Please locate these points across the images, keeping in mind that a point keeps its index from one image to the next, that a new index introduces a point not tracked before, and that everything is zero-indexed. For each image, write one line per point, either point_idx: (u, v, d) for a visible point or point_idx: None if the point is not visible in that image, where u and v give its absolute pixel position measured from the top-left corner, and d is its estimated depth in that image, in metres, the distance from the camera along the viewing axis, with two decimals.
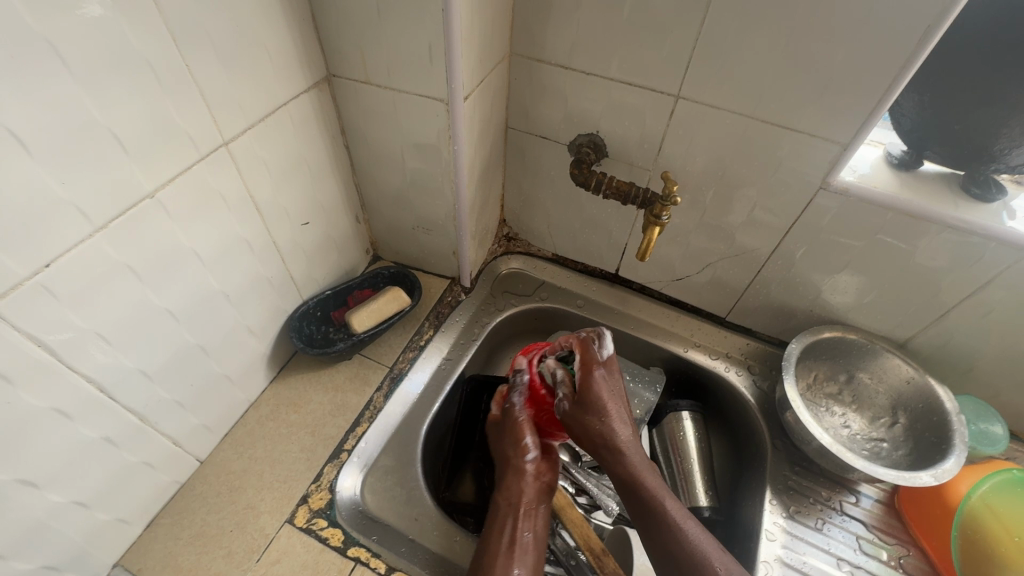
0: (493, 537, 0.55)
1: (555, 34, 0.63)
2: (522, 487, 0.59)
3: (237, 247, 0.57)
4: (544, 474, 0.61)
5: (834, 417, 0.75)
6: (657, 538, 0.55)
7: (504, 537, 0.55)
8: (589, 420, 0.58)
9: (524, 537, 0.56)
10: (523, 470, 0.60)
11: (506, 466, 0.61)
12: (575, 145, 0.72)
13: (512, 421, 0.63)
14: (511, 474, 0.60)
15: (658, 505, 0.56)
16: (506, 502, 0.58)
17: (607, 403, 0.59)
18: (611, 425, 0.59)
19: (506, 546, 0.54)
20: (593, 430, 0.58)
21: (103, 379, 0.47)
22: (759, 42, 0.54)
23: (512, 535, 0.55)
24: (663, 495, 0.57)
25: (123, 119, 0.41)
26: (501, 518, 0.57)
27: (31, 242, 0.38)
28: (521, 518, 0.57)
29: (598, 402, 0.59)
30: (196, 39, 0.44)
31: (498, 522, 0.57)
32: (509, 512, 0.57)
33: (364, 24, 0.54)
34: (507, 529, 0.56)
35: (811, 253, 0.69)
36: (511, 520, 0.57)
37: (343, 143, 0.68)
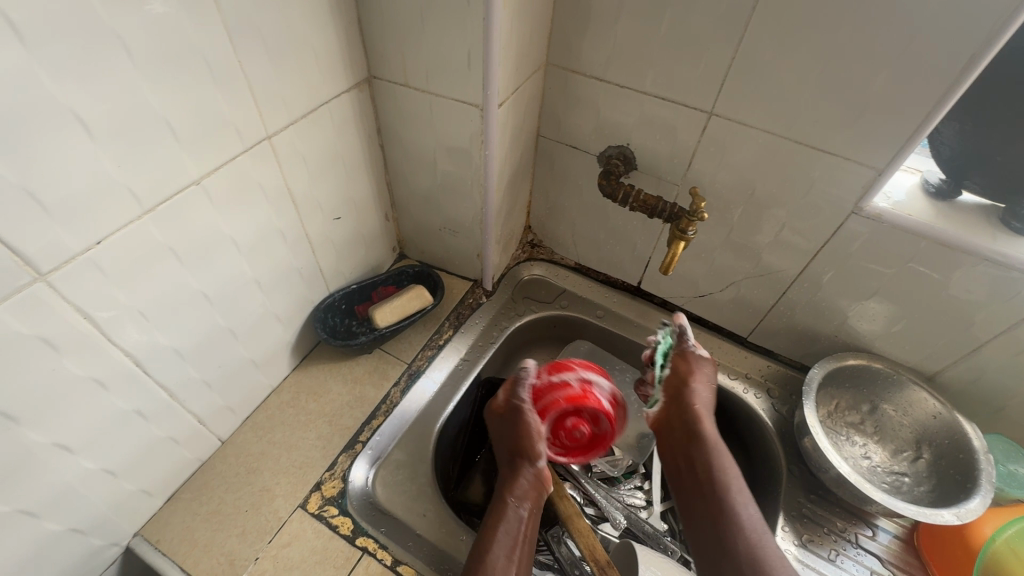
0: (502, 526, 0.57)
1: (592, 46, 0.64)
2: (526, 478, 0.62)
3: (272, 235, 0.59)
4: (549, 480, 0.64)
5: (854, 447, 0.73)
6: (706, 527, 0.57)
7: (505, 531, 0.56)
8: (674, 382, 0.66)
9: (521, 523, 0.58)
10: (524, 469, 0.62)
11: (512, 468, 0.63)
12: (604, 156, 0.73)
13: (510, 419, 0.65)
14: (515, 475, 0.62)
15: (721, 485, 0.58)
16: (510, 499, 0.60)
17: (698, 381, 0.66)
18: (693, 390, 0.64)
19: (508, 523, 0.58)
20: (674, 390, 0.66)
21: (139, 354, 0.49)
22: (798, 60, 0.53)
23: (515, 532, 0.57)
24: (731, 474, 0.59)
25: (178, 109, 0.43)
26: (505, 515, 0.58)
27: (83, 220, 0.40)
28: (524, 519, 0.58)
29: (688, 393, 0.64)
30: (249, 35, 0.46)
31: (509, 513, 0.58)
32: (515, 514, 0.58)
33: (407, 28, 0.56)
34: (515, 517, 0.58)
35: (838, 278, 0.68)
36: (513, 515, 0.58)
37: (378, 142, 0.70)
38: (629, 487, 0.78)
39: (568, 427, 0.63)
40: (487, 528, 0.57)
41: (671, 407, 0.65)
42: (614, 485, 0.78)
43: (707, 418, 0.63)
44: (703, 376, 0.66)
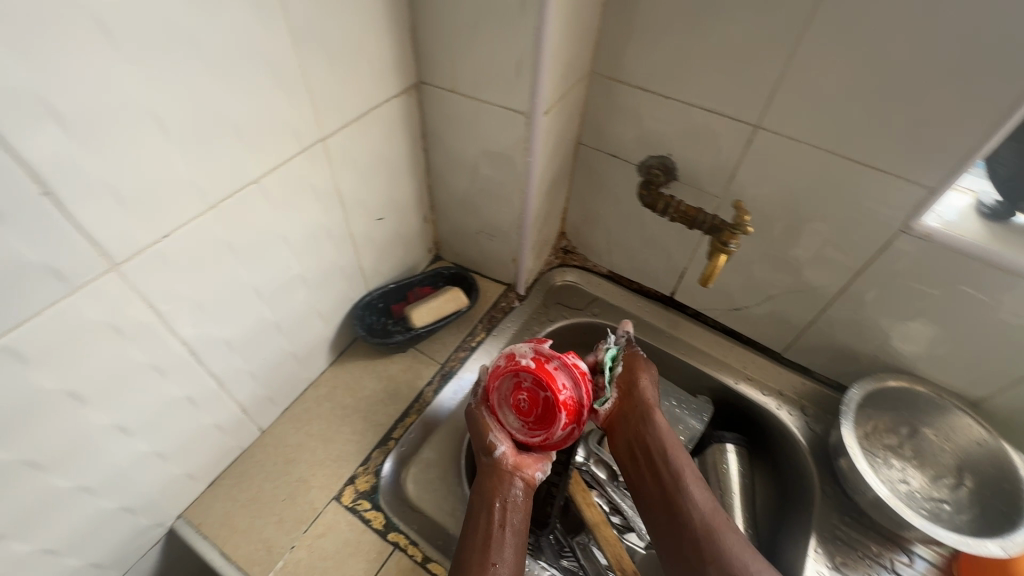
0: (480, 535, 0.57)
1: (638, 57, 0.64)
2: (498, 479, 0.61)
3: (319, 234, 0.60)
4: (527, 470, 0.62)
5: (891, 471, 0.71)
6: (672, 515, 0.63)
7: (478, 532, 0.57)
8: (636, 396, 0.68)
9: (496, 523, 0.58)
10: (497, 470, 0.61)
11: (484, 473, 0.62)
12: (645, 166, 0.73)
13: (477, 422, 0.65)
14: (487, 478, 0.61)
15: (680, 477, 0.64)
16: (484, 498, 0.60)
17: (651, 401, 0.68)
18: (648, 407, 0.68)
19: (484, 522, 0.58)
20: (629, 398, 0.69)
21: (194, 343, 0.51)
22: (851, 76, 0.53)
23: (486, 532, 0.58)
24: (682, 463, 0.65)
25: (245, 111, 0.45)
26: (476, 518, 0.59)
27: (155, 215, 0.42)
28: (496, 519, 0.58)
29: (638, 395, 0.68)
30: (311, 41, 0.48)
31: (485, 519, 0.58)
32: (485, 516, 0.58)
33: (459, 36, 0.57)
34: (493, 521, 0.58)
35: (882, 297, 0.66)
36: (484, 515, 0.59)
37: (422, 146, 0.71)
38: None
39: (524, 401, 0.61)
40: (467, 538, 0.57)
41: (622, 411, 0.69)
42: None
43: (658, 414, 0.68)
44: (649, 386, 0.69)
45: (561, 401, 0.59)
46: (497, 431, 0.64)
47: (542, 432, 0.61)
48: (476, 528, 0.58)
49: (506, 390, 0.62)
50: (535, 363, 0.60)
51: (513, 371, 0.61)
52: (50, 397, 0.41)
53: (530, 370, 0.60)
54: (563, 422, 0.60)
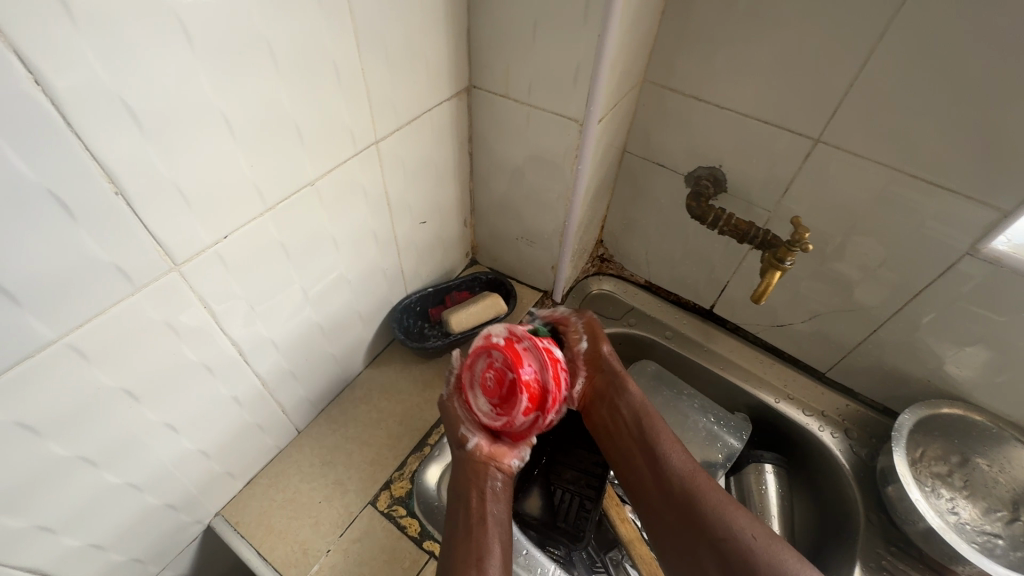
0: (462, 524, 0.56)
1: (694, 66, 0.63)
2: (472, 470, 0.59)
3: (366, 236, 0.60)
4: (502, 460, 0.61)
5: (940, 501, 0.69)
6: (652, 474, 0.61)
7: (460, 523, 0.56)
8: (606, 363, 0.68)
9: (478, 513, 0.56)
10: (468, 462, 0.60)
11: (459, 465, 0.60)
12: (693, 176, 0.71)
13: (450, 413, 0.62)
14: (461, 472, 0.60)
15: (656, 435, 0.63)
16: (461, 493, 0.58)
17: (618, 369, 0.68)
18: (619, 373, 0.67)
19: (466, 512, 0.57)
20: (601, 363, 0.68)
21: (243, 344, 0.51)
22: (925, 92, 0.51)
23: (469, 520, 0.56)
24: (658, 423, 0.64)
25: (307, 113, 0.44)
26: (454, 511, 0.57)
27: (217, 216, 0.41)
28: (478, 506, 0.57)
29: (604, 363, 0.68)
30: (373, 43, 0.47)
31: (465, 510, 0.57)
32: (465, 507, 0.57)
33: (516, 41, 0.56)
34: (472, 511, 0.56)
35: (940, 321, 0.64)
36: (463, 507, 0.57)
37: (468, 149, 0.71)
38: None
39: (490, 380, 0.58)
40: (449, 533, 0.56)
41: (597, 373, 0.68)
42: None
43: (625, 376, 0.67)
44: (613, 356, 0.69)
45: (527, 383, 0.55)
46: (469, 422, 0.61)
47: (505, 416, 0.58)
48: (458, 518, 0.57)
49: (476, 371, 0.59)
50: (505, 341, 0.57)
51: (484, 350, 0.58)
52: (108, 395, 0.40)
53: (499, 348, 0.57)
54: (525, 409, 0.56)
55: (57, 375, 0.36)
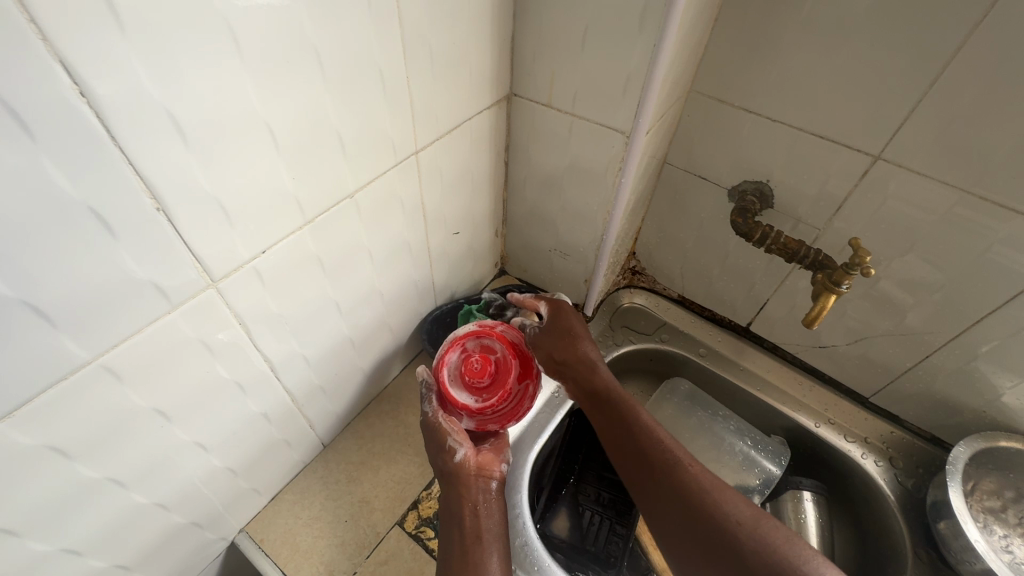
0: (459, 546, 0.51)
1: (747, 76, 0.60)
2: (460, 483, 0.55)
3: (400, 248, 0.58)
4: (490, 466, 0.56)
5: (993, 538, 0.65)
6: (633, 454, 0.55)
7: (458, 541, 0.51)
8: (561, 334, 0.63)
9: (474, 529, 0.52)
10: (456, 479, 0.55)
11: (445, 484, 0.55)
12: (738, 191, 0.68)
13: (426, 428, 0.58)
14: (450, 491, 0.55)
15: (627, 409, 0.58)
16: (453, 509, 0.54)
17: (578, 329, 0.63)
18: (577, 338, 0.62)
19: (462, 527, 0.52)
20: (560, 335, 0.63)
21: (275, 360, 0.49)
22: (1007, 109, 0.47)
23: (467, 536, 0.52)
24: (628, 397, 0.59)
25: (349, 124, 0.42)
26: (449, 529, 0.53)
27: (255, 230, 0.39)
28: (479, 524, 0.52)
29: (568, 328, 0.63)
30: (419, 51, 0.45)
31: (459, 529, 0.52)
32: (462, 522, 0.53)
33: (562, 49, 0.53)
34: (467, 527, 0.52)
35: (1002, 351, 0.60)
36: (457, 527, 0.52)
37: (504, 159, 0.68)
38: None
39: (477, 364, 0.59)
40: (446, 556, 0.51)
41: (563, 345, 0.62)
42: None
43: (587, 344, 0.62)
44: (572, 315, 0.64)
45: (510, 347, 0.61)
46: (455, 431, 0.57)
47: (497, 394, 0.59)
48: (453, 538, 0.52)
49: (455, 367, 0.60)
50: (480, 328, 0.61)
51: (458, 344, 0.60)
52: (140, 413, 0.39)
53: (479, 334, 0.61)
54: (517, 373, 0.60)
55: (91, 396, 0.35)
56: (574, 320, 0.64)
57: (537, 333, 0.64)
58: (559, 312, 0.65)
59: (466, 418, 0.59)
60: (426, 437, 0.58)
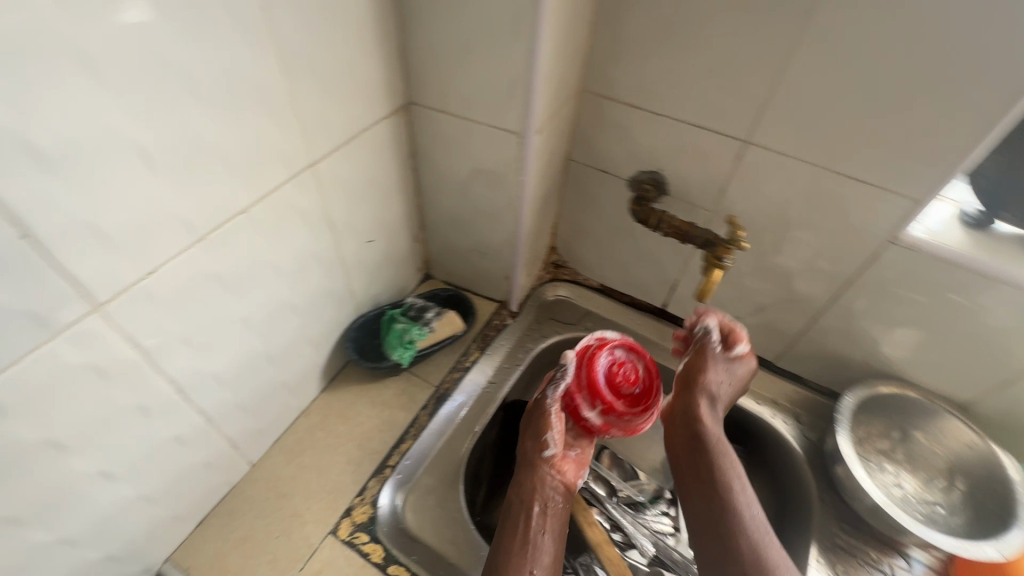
0: (521, 533, 0.61)
1: (628, 74, 0.64)
2: (537, 480, 0.66)
3: (309, 260, 0.59)
4: (570, 477, 0.67)
5: (885, 475, 0.72)
6: (708, 518, 0.62)
7: (517, 536, 0.61)
8: (707, 372, 0.68)
9: (535, 527, 0.62)
10: (534, 468, 0.67)
11: (525, 465, 0.67)
12: (635, 181, 0.73)
13: (541, 412, 0.69)
14: (530, 478, 0.66)
15: (722, 474, 0.63)
16: (521, 499, 0.64)
17: (739, 377, 0.69)
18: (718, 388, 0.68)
19: (524, 520, 0.62)
20: (708, 379, 0.68)
21: (180, 381, 0.49)
22: (839, 92, 0.54)
23: (524, 535, 0.61)
24: (727, 453, 0.65)
25: (232, 141, 0.43)
26: (513, 520, 0.63)
27: (140, 252, 0.40)
28: (538, 520, 0.62)
29: (699, 368, 0.68)
30: (299, 66, 0.46)
31: (522, 526, 0.62)
32: (524, 515, 0.63)
33: (449, 57, 0.56)
34: (529, 527, 0.62)
35: (872, 306, 0.67)
36: (523, 516, 0.63)
37: (412, 166, 0.70)
38: (655, 512, 0.78)
39: (621, 376, 0.71)
40: (505, 539, 0.61)
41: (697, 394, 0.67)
42: (640, 509, 0.78)
43: (722, 392, 0.68)
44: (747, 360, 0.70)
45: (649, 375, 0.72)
46: (554, 432, 0.68)
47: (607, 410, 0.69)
48: (513, 532, 0.61)
49: (584, 374, 0.70)
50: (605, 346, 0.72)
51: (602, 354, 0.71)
52: (31, 448, 0.38)
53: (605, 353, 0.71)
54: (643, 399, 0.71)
55: None
56: (743, 370, 0.69)
57: (710, 350, 0.68)
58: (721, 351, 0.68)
59: (595, 414, 0.69)
60: (534, 417, 0.70)
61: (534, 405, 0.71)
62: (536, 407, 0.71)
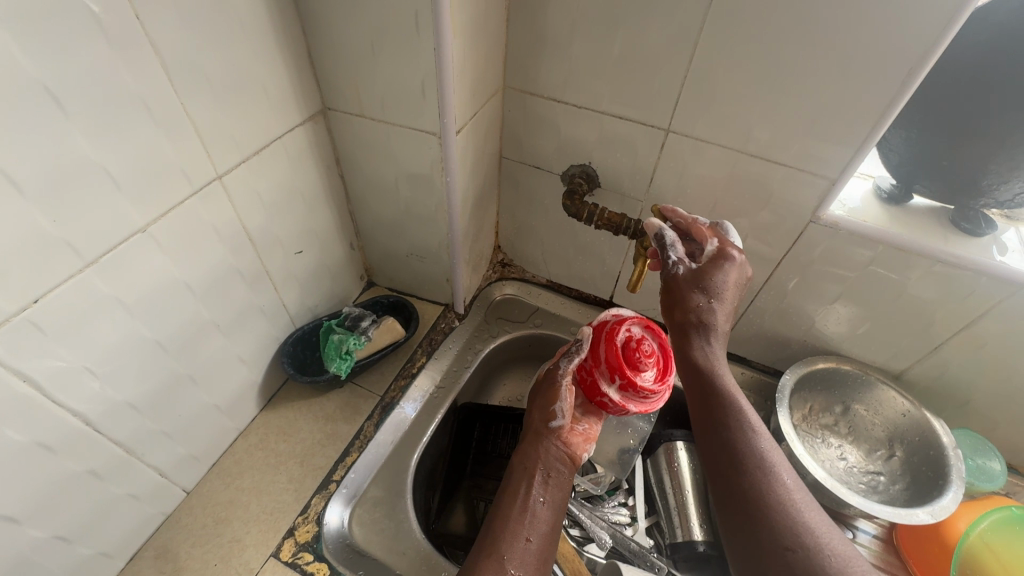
0: (519, 499, 0.61)
1: (548, 68, 0.64)
2: (540, 451, 0.66)
3: (229, 276, 0.57)
4: (576, 449, 0.68)
5: (830, 449, 0.74)
6: (734, 492, 0.51)
7: (516, 501, 0.61)
8: (689, 294, 0.57)
9: (535, 492, 0.62)
10: (541, 438, 0.67)
11: (534, 436, 0.68)
12: (568, 175, 0.73)
13: (552, 385, 0.70)
14: (535, 447, 0.67)
15: (734, 425, 0.53)
16: (524, 465, 0.65)
17: (727, 291, 0.56)
18: (711, 313, 0.56)
19: (524, 488, 0.63)
20: (695, 307, 0.56)
21: (88, 413, 0.46)
22: (748, 76, 0.54)
23: (524, 499, 0.61)
24: (739, 398, 0.55)
25: (118, 158, 0.41)
26: (515, 484, 0.63)
27: (17, 281, 0.37)
28: (538, 485, 0.63)
29: (688, 291, 0.57)
30: (190, 76, 0.45)
31: (520, 489, 0.62)
32: (526, 479, 0.64)
33: (359, 60, 0.55)
34: (531, 491, 0.62)
35: (803, 284, 0.69)
36: (524, 483, 0.63)
37: (338, 172, 0.69)
38: (613, 504, 0.78)
39: (637, 351, 0.67)
40: (506, 500, 0.62)
41: (688, 327, 0.57)
42: (597, 503, 0.78)
43: (721, 319, 0.57)
44: (734, 273, 0.56)
45: (663, 351, 0.69)
46: (564, 402, 0.68)
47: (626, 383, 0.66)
48: (512, 496, 0.62)
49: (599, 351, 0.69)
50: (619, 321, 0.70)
51: (617, 329, 0.69)
52: None
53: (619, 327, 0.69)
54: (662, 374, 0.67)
55: None
56: (730, 279, 0.56)
57: (682, 275, 0.57)
58: (717, 269, 0.56)
59: (614, 390, 0.67)
60: (545, 388, 0.71)
61: (546, 377, 0.72)
62: (548, 380, 0.72)
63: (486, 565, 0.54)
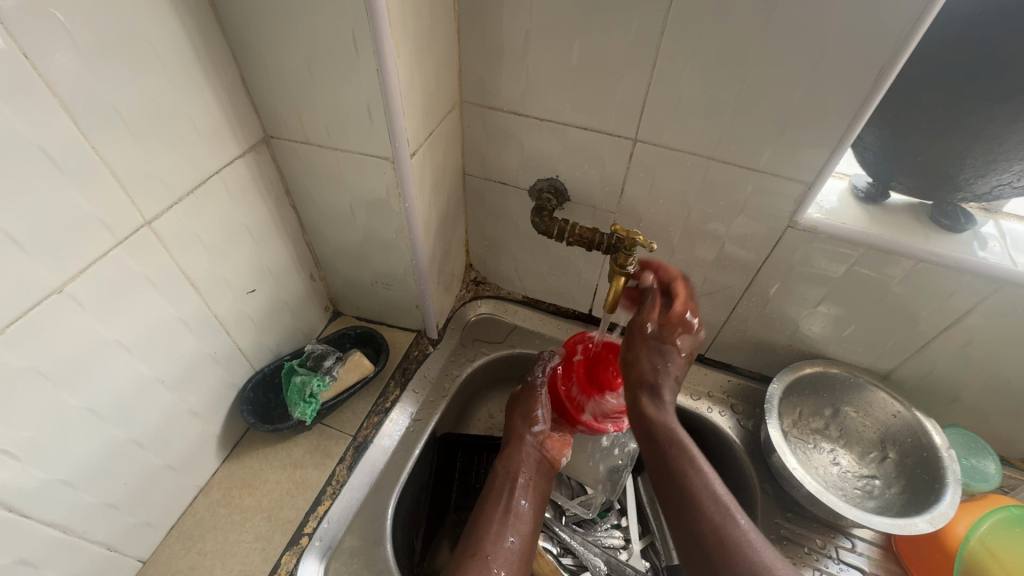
0: (500, 505, 0.61)
1: (505, 81, 0.60)
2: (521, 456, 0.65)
3: (172, 327, 0.52)
4: (554, 451, 0.67)
5: (822, 454, 0.72)
6: None
7: (499, 505, 0.61)
8: (645, 353, 0.55)
9: (518, 495, 0.62)
10: (523, 444, 0.66)
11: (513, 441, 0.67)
12: (536, 190, 0.69)
13: (530, 393, 0.70)
14: (517, 450, 0.66)
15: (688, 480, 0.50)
16: (507, 470, 0.64)
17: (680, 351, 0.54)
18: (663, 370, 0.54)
19: (506, 492, 0.62)
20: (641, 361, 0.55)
21: (11, 498, 0.41)
22: (714, 81, 0.52)
23: (506, 505, 0.61)
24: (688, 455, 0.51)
25: (17, 216, 0.37)
26: (496, 489, 0.63)
27: None
28: (521, 488, 0.63)
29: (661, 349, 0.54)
30: (102, 118, 0.40)
31: (501, 493, 0.62)
32: (507, 484, 0.63)
33: (298, 84, 0.51)
34: (512, 495, 0.62)
35: (785, 289, 0.66)
36: (507, 489, 0.63)
37: (289, 203, 0.64)
38: (606, 527, 0.75)
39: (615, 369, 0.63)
40: (487, 506, 0.61)
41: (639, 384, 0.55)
42: (589, 527, 0.75)
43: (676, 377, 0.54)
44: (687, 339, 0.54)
45: None
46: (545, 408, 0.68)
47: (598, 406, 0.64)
48: (494, 501, 0.62)
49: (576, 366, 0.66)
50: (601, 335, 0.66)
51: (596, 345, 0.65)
52: None
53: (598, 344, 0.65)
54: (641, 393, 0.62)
55: None
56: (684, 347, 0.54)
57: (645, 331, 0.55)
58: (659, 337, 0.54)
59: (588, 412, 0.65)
60: (524, 394, 0.70)
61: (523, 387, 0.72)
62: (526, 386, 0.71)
63: (469, 565, 0.55)
